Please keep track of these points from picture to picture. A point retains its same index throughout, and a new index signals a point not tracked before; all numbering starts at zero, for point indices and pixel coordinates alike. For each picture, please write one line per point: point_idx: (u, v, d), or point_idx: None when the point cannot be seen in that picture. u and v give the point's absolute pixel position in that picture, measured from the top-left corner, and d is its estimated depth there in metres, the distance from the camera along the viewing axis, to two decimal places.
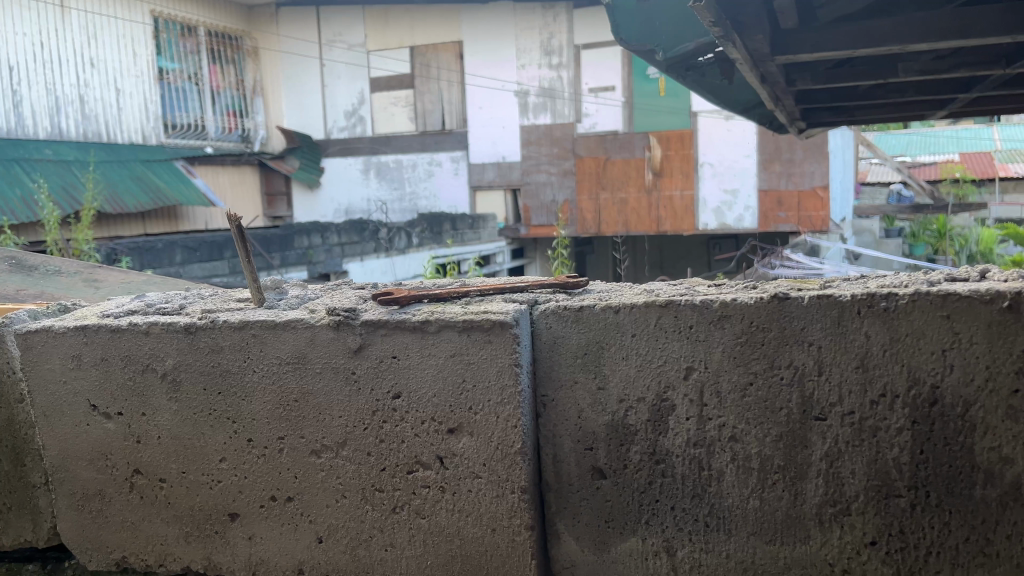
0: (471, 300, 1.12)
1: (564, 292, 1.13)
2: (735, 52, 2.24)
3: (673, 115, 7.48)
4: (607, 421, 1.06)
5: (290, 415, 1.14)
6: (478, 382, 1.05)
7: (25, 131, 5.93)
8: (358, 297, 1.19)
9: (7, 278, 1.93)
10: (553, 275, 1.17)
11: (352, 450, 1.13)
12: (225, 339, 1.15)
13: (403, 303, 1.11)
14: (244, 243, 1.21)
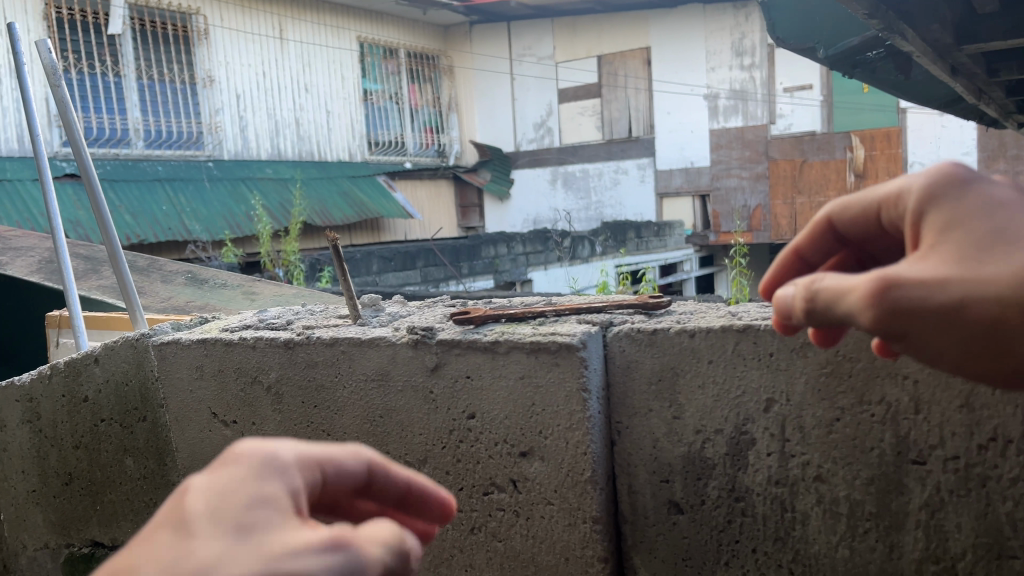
0: (543, 321, 1.09)
1: (642, 312, 1.08)
2: (906, 46, 2.03)
3: (879, 112, 7.03)
4: (683, 453, 0.99)
5: (376, 431, 1.17)
6: (547, 407, 1.02)
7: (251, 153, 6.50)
8: (443, 317, 1.20)
9: (180, 292, 2.16)
10: (637, 295, 1.11)
11: (432, 468, 1.13)
12: (320, 356, 1.19)
13: (477, 322, 1.10)
14: (342, 264, 1.26)
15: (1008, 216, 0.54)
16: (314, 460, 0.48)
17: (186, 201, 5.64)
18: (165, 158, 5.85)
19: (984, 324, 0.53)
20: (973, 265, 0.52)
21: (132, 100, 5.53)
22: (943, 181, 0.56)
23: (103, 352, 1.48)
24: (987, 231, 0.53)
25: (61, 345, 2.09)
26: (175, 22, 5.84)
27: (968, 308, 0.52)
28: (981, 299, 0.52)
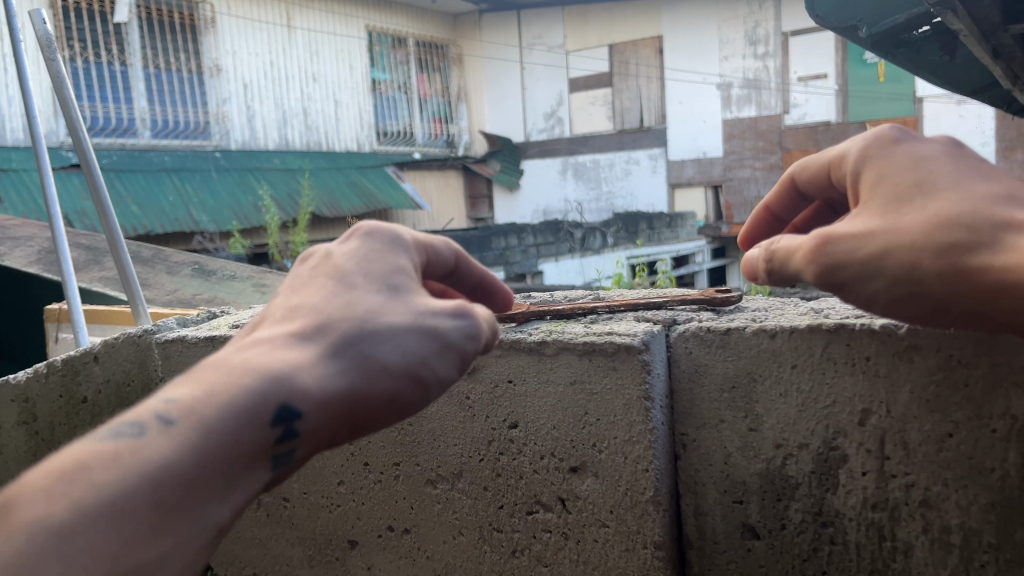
0: (594, 319, 0.97)
1: (707, 309, 0.96)
2: (957, 22, 1.90)
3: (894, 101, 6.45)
4: (761, 470, 0.86)
5: (405, 440, 1.05)
6: (602, 417, 0.90)
7: (258, 144, 6.38)
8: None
9: (187, 285, 2.04)
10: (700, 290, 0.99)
11: (468, 483, 1.01)
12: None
13: (518, 320, 0.98)
14: None
15: (925, 171, 0.71)
16: (420, 250, 0.72)
17: (193, 191, 5.52)
18: (172, 148, 5.74)
19: (906, 272, 0.67)
20: (894, 219, 0.69)
21: (139, 89, 5.41)
22: (872, 149, 0.74)
23: (103, 350, 1.37)
24: (905, 186, 0.70)
25: (60, 340, 1.98)
26: (181, 9, 5.70)
27: (891, 258, 0.68)
28: (903, 248, 0.67)
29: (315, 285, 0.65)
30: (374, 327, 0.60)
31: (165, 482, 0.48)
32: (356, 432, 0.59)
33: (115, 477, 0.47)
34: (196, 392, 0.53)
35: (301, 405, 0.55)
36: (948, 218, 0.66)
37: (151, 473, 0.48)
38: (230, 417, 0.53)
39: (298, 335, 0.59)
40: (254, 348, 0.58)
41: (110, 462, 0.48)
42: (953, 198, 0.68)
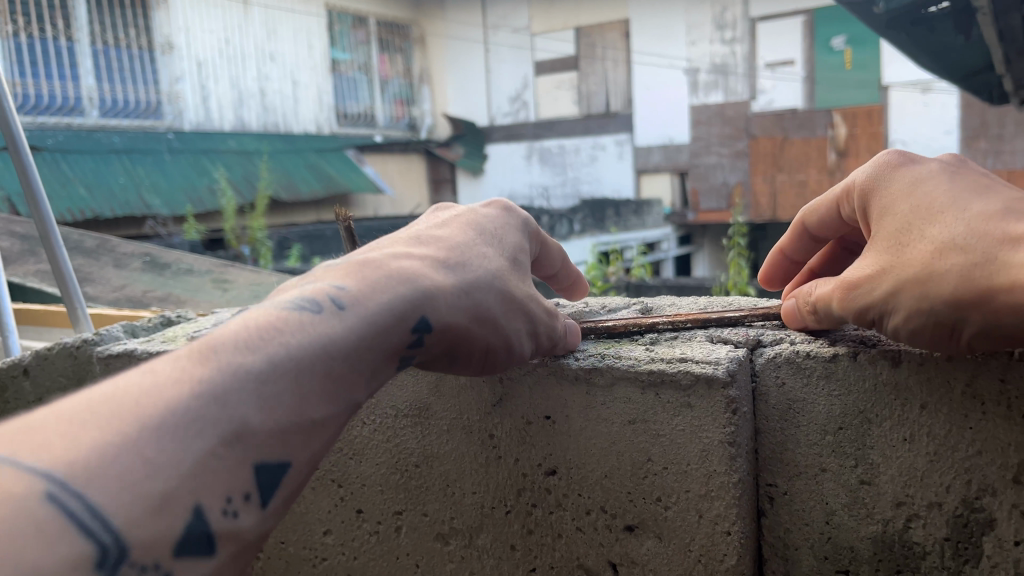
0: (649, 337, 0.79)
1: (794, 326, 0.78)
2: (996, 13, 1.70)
3: None
4: (875, 534, 0.68)
5: (410, 484, 0.85)
6: (671, 465, 0.71)
7: None
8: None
9: (138, 280, 1.81)
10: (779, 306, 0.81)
11: (490, 540, 0.81)
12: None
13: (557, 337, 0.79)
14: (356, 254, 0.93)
15: (924, 193, 0.63)
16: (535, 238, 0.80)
17: None
18: None
19: (922, 303, 0.59)
20: (900, 250, 0.61)
21: None
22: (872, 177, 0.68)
23: (35, 364, 1.15)
24: (902, 215, 0.63)
25: None
26: None
27: (903, 296, 0.60)
28: (911, 283, 0.59)
29: (459, 227, 0.72)
30: (512, 292, 0.67)
31: (333, 355, 0.52)
32: (451, 362, 0.66)
33: (302, 339, 0.51)
34: (363, 286, 0.58)
35: (433, 322, 0.60)
36: (946, 241, 0.59)
37: (324, 342, 0.52)
38: (388, 314, 0.57)
39: (443, 263, 0.65)
40: (405, 261, 0.63)
41: (296, 331, 0.52)
42: (949, 220, 0.60)
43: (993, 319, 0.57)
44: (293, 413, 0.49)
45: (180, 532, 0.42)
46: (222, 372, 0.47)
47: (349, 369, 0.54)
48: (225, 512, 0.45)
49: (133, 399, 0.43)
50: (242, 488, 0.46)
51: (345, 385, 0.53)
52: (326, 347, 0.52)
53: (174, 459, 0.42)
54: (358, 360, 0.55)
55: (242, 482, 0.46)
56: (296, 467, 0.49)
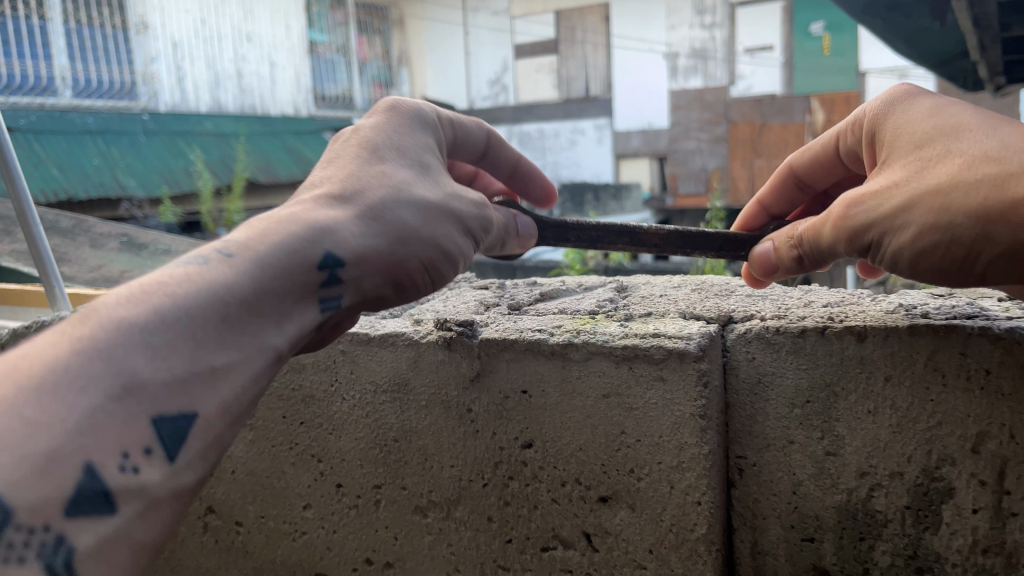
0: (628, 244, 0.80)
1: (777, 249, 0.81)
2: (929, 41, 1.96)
3: None
4: (839, 504, 0.70)
5: (389, 459, 0.86)
6: (644, 437, 0.73)
7: None
8: (484, 302, 0.90)
9: (116, 260, 1.80)
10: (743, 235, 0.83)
11: (467, 512, 0.83)
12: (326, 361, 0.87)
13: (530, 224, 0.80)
14: None
15: (950, 117, 0.64)
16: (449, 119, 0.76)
17: None
18: None
19: (937, 218, 0.59)
20: (922, 168, 0.61)
21: None
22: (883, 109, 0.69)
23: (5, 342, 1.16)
24: (923, 135, 0.63)
25: None
26: None
27: (915, 210, 0.60)
28: (931, 195, 0.59)
29: (345, 157, 0.65)
30: (427, 198, 0.65)
31: (230, 302, 0.53)
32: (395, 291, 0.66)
33: (188, 290, 0.52)
34: (249, 236, 0.58)
35: (344, 253, 0.60)
36: (979, 157, 0.58)
37: (215, 290, 0.52)
38: (282, 255, 0.57)
39: (335, 198, 0.62)
40: (294, 207, 0.61)
41: (183, 283, 0.52)
42: (979, 137, 0.60)
43: (1008, 240, 0.57)
44: (188, 362, 0.50)
45: (71, 490, 0.44)
46: (105, 330, 0.47)
47: (251, 318, 0.55)
48: (123, 468, 0.46)
49: (14, 366, 0.44)
50: (140, 444, 0.47)
51: (247, 331, 0.54)
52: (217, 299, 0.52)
53: (62, 415, 0.43)
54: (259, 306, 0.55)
55: (135, 439, 0.47)
56: (199, 419, 0.50)
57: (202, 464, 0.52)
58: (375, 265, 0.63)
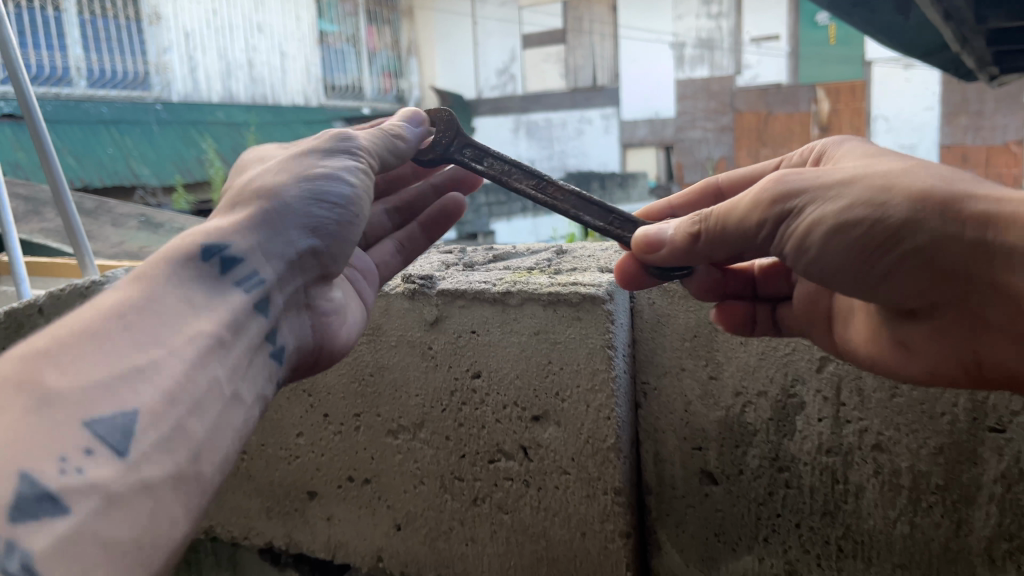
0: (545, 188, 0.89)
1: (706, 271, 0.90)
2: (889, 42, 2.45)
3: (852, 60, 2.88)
4: (720, 418, 0.88)
5: (366, 391, 1.04)
6: (566, 365, 0.90)
7: None
8: (445, 262, 1.07)
9: (135, 237, 1.99)
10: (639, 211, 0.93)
11: (430, 433, 1.01)
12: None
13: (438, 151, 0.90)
14: None
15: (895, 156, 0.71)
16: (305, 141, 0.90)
17: None
18: None
19: (876, 198, 0.61)
20: (869, 164, 0.66)
21: None
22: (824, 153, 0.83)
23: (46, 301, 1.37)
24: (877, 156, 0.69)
25: None
26: None
27: (856, 185, 0.62)
28: (878, 177, 0.62)
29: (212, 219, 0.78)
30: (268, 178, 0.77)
31: (128, 310, 0.61)
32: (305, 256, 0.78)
33: (88, 314, 0.59)
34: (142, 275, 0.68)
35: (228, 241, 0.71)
36: (928, 166, 0.64)
37: (115, 307, 0.60)
38: (172, 265, 0.68)
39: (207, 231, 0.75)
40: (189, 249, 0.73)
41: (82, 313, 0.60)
42: (928, 162, 0.67)
43: (935, 232, 0.60)
44: (109, 368, 0.55)
45: (10, 496, 0.46)
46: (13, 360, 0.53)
47: (160, 318, 0.62)
48: (63, 469, 0.49)
49: None
50: (77, 444, 0.51)
51: (152, 321, 0.61)
52: (114, 310, 0.60)
53: None
54: (162, 306, 0.63)
55: (70, 441, 0.51)
56: (142, 412, 0.55)
57: (172, 458, 0.56)
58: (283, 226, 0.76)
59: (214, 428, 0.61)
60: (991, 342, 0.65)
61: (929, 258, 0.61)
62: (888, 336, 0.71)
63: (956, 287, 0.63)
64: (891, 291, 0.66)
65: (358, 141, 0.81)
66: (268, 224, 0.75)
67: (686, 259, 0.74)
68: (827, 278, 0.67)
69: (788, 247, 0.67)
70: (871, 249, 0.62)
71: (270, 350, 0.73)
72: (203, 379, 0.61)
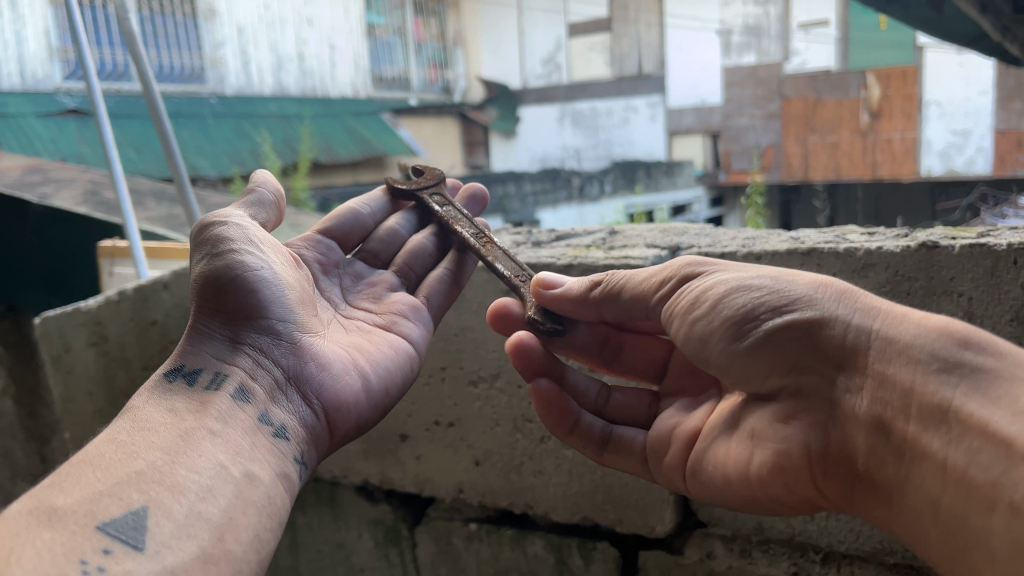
0: (483, 236, 1.24)
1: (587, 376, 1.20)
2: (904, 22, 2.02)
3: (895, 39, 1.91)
4: None
5: (451, 347, 1.27)
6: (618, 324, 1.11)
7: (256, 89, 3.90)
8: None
9: None
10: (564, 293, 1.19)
11: (505, 382, 1.23)
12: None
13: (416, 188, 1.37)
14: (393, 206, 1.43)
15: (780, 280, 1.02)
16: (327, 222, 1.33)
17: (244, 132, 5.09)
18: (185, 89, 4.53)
19: (781, 282, 0.92)
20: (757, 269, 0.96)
21: None
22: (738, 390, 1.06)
23: (174, 279, 1.70)
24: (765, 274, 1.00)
25: (115, 274, 2.16)
26: None
27: (759, 274, 0.94)
28: (772, 272, 0.94)
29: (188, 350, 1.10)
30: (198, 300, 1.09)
31: (111, 440, 0.90)
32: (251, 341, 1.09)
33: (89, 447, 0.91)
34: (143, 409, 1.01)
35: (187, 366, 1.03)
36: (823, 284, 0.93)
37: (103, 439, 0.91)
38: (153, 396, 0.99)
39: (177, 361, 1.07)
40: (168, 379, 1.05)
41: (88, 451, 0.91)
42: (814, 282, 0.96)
43: (819, 316, 0.87)
44: (108, 482, 0.83)
45: None
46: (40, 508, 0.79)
47: (148, 433, 0.92)
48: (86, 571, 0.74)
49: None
50: (97, 548, 0.76)
51: (139, 439, 0.91)
52: (105, 441, 0.90)
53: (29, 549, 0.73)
54: (142, 427, 0.93)
55: (91, 545, 0.76)
56: (145, 508, 0.81)
57: (195, 542, 0.80)
58: (222, 330, 1.08)
59: (226, 508, 0.86)
60: (847, 430, 0.88)
61: (814, 331, 0.87)
62: (761, 438, 0.96)
63: (824, 364, 0.88)
64: (760, 367, 0.94)
65: (221, 229, 1.10)
66: (210, 336, 1.07)
67: (571, 304, 1.07)
68: (718, 355, 0.96)
69: (681, 320, 0.99)
70: (750, 321, 0.91)
71: (269, 429, 1.02)
72: (205, 468, 0.89)
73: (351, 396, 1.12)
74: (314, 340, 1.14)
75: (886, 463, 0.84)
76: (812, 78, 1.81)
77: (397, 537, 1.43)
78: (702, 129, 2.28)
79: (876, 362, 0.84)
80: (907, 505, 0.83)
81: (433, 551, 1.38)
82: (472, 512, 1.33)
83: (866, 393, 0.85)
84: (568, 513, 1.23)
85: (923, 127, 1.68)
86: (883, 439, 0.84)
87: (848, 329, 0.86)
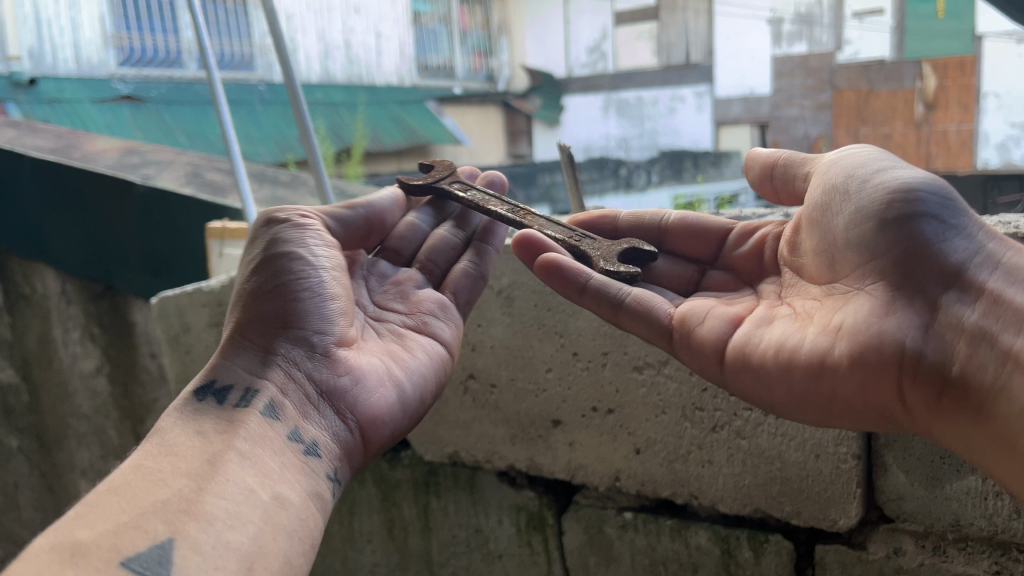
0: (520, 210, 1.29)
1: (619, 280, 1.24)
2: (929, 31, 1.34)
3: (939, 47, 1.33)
4: None
5: (615, 332, 1.27)
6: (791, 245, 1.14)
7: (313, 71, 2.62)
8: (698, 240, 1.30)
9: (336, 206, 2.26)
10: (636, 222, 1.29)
11: (674, 369, 1.24)
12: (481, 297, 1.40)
13: (431, 179, 1.36)
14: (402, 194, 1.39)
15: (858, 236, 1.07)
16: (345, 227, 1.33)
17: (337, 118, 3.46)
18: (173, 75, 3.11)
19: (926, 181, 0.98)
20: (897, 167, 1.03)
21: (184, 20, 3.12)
22: (778, 299, 1.12)
23: None
24: None
25: (223, 255, 2.16)
26: None
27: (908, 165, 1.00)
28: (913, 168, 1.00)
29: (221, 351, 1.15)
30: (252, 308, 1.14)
31: (136, 465, 0.93)
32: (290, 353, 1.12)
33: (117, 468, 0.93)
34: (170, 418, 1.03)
35: (211, 387, 1.07)
36: None
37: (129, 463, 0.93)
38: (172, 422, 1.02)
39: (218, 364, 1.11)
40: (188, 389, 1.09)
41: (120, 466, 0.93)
42: None
43: (941, 227, 0.94)
44: (136, 506, 0.85)
45: None
46: (69, 535, 0.81)
47: (176, 458, 0.93)
48: None
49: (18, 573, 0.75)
50: None
51: (167, 464, 0.92)
52: (132, 468, 0.92)
53: None
54: (169, 452, 0.95)
55: None
56: (175, 538, 0.82)
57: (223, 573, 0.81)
58: (258, 345, 1.12)
59: (255, 535, 0.86)
60: (942, 341, 0.90)
61: (942, 240, 0.93)
62: (852, 330, 0.95)
63: (944, 271, 0.92)
64: (876, 247, 0.97)
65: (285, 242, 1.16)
66: (247, 351, 1.11)
67: (759, 179, 1.16)
68: (845, 227, 1.01)
69: (823, 185, 1.05)
70: (893, 195, 0.95)
71: (300, 447, 1.03)
72: (235, 495, 0.89)
73: (388, 408, 1.14)
74: (348, 354, 1.15)
75: (984, 371, 0.87)
76: (860, 70, 1.39)
77: (541, 524, 1.44)
78: (752, 121, 1.61)
79: (997, 283, 0.90)
80: (1001, 416, 0.85)
81: (581, 539, 1.40)
82: (625, 501, 1.36)
83: (979, 305, 0.89)
84: (736, 504, 1.24)
85: (982, 119, 1.29)
86: (985, 348, 0.87)
87: (977, 253, 0.93)
